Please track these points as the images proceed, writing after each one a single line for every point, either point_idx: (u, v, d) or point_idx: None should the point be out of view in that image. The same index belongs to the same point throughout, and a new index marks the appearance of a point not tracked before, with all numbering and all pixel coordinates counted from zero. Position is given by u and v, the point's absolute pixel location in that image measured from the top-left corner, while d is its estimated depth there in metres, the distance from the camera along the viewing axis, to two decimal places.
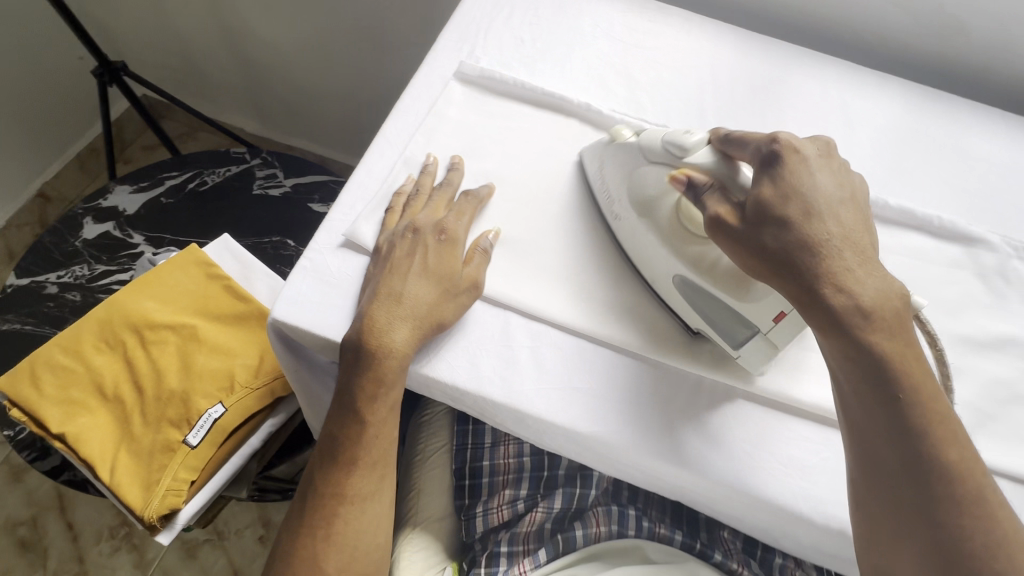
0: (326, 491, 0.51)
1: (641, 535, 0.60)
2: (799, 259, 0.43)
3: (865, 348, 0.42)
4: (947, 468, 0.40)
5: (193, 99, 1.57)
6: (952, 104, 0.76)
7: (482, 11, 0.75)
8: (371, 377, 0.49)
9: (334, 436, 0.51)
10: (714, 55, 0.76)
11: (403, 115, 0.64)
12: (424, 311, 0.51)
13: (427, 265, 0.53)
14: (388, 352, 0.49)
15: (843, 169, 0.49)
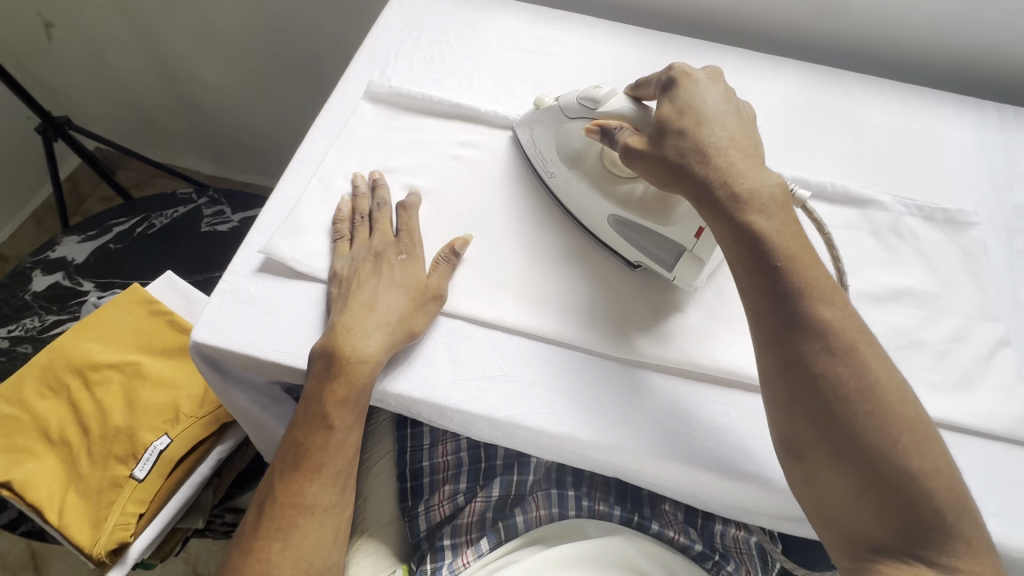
0: (286, 498, 0.52)
1: (581, 514, 0.62)
2: (688, 156, 0.49)
3: (790, 300, 0.45)
4: (892, 427, 0.42)
5: (144, 146, 1.59)
6: (843, 79, 0.81)
7: (392, 35, 0.79)
8: (343, 387, 0.51)
9: (299, 444, 0.53)
10: (616, 55, 0.80)
11: (317, 139, 0.67)
12: (395, 319, 0.53)
13: (395, 278, 0.56)
14: (359, 358, 0.51)
15: (730, 91, 0.54)
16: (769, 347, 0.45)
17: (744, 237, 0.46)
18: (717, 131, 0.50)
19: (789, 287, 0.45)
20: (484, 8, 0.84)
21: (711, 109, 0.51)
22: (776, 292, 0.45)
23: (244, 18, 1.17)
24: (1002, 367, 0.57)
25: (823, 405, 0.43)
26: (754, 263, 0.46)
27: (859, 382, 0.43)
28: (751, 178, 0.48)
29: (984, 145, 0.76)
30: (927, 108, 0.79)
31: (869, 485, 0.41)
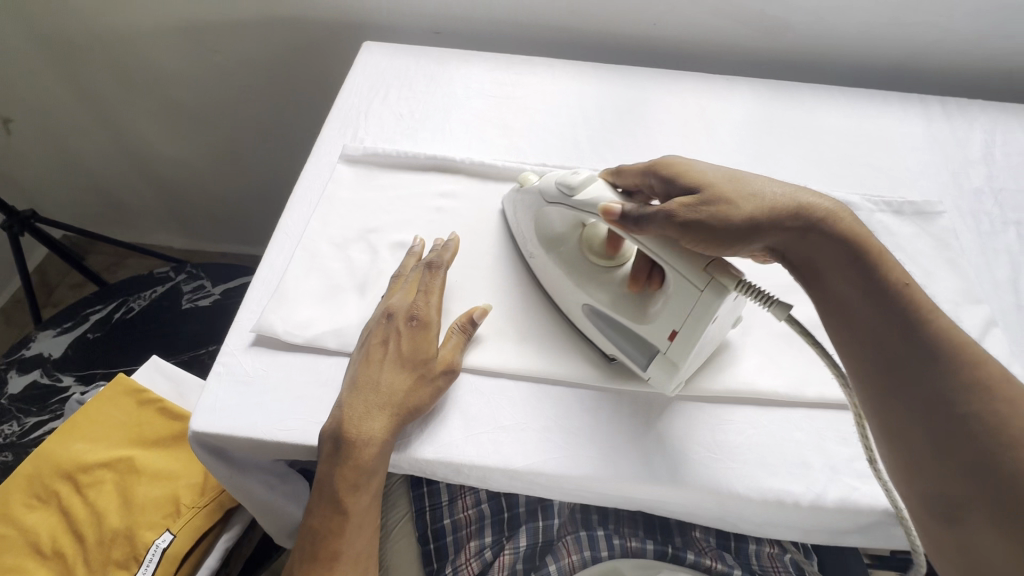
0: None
1: (613, 554, 0.61)
2: (747, 201, 0.48)
3: (834, 247, 0.46)
4: (964, 372, 0.40)
5: (115, 229, 1.56)
6: (795, 90, 0.85)
7: (360, 97, 0.81)
8: (347, 468, 0.49)
9: (311, 532, 0.51)
10: (579, 90, 0.83)
11: (297, 207, 0.67)
12: (400, 397, 0.51)
13: (402, 351, 0.53)
14: (359, 438, 0.49)
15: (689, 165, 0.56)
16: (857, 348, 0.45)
17: (833, 246, 0.46)
18: (765, 181, 0.50)
19: (832, 235, 0.46)
20: (446, 61, 0.86)
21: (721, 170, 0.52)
22: (872, 303, 0.44)
23: (211, 92, 1.17)
24: (995, 348, 0.59)
25: (878, 344, 0.43)
26: (848, 278, 0.45)
27: (905, 318, 0.43)
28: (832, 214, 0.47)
29: (935, 137, 0.80)
30: (876, 109, 0.84)
31: (947, 428, 0.39)
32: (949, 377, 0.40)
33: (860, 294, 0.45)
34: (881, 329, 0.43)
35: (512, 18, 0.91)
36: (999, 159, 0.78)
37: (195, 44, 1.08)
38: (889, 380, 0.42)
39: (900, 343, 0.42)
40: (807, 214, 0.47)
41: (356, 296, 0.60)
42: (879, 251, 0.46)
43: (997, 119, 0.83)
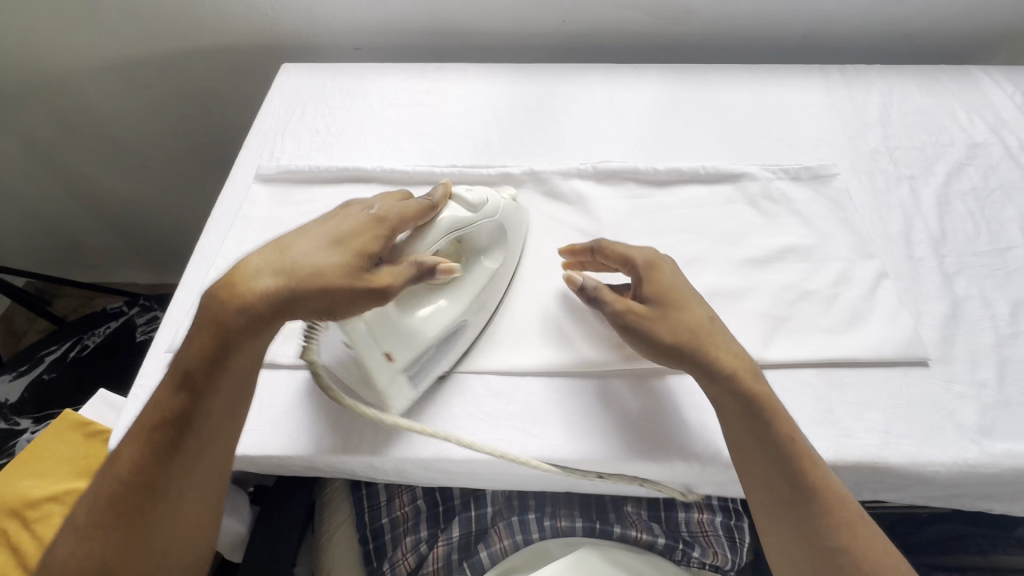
0: (110, 509, 0.47)
1: (545, 535, 0.62)
2: (672, 329, 0.52)
3: (687, 354, 0.51)
4: (807, 476, 0.48)
5: (77, 273, 1.52)
6: (701, 72, 0.88)
7: (277, 118, 0.83)
8: (199, 370, 0.48)
9: (135, 460, 0.47)
10: (492, 91, 0.86)
11: (215, 230, 0.70)
12: (297, 270, 0.48)
13: (340, 229, 0.51)
14: (224, 328, 0.47)
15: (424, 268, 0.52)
16: (738, 447, 0.50)
17: (733, 389, 0.50)
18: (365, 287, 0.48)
19: (682, 344, 0.51)
20: (363, 76, 0.89)
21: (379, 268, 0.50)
22: (744, 410, 0.50)
23: (146, 126, 1.18)
24: (885, 299, 0.62)
25: (743, 448, 0.50)
26: (736, 429, 0.50)
27: (761, 427, 0.49)
28: (667, 327, 0.52)
29: (835, 103, 0.83)
30: (778, 82, 0.86)
31: (801, 529, 0.48)
32: (802, 514, 0.48)
33: (749, 437, 0.49)
34: (740, 432, 0.50)
35: (426, 28, 0.94)
36: (894, 120, 0.81)
37: (127, 80, 1.10)
38: (761, 505, 0.50)
39: (757, 449, 0.49)
40: (711, 356, 0.51)
41: None
42: (728, 351, 0.52)
43: (894, 81, 0.86)
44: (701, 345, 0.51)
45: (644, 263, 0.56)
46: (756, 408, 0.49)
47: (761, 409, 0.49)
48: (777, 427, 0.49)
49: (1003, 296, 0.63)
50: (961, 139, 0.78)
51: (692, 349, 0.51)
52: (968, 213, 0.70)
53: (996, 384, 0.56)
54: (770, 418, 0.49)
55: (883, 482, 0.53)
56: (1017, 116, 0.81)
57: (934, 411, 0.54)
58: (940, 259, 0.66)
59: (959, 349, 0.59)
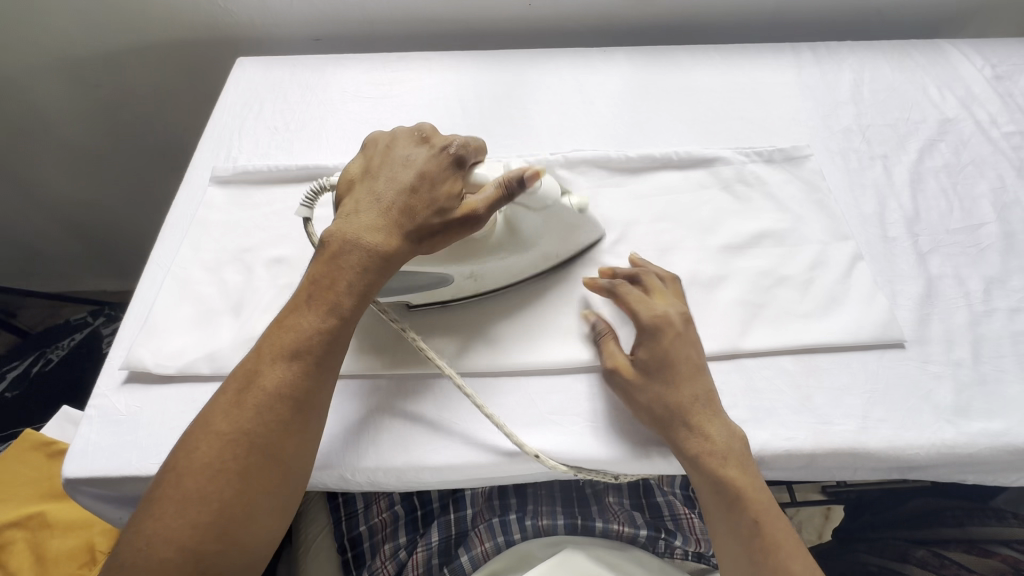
0: (253, 446, 0.43)
1: (526, 535, 0.60)
2: (653, 404, 0.51)
3: (663, 426, 0.51)
4: (767, 557, 0.46)
5: (30, 281, 1.39)
6: (671, 53, 0.86)
7: (233, 115, 0.79)
8: (365, 282, 0.49)
9: (317, 358, 0.47)
10: (457, 81, 0.83)
11: (171, 236, 0.67)
12: (366, 171, 0.54)
13: (397, 155, 0.54)
14: (365, 254, 0.49)
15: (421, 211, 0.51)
16: (706, 510, 0.50)
17: (701, 470, 0.49)
18: (363, 223, 0.50)
19: (659, 417, 0.51)
20: (322, 69, 0.85)
21: (387, 195, 0.51)
22: (709, 485, 0.49)
23: (99, 127, 1.13)
24: (860, 281, 0.61)
25: (711, 513, 0.50)
26: (708, 501, 0.49)
27: (726, 501, 0.48)
28: (648, 402, 0.51)
29: (807, 83, 0.82)
30: (750, 62, 0.85)
31: None
32: None
33: (716, 511, 0.49)
34: (708, 500, 0.49)
35: (386, 16, 0.91)
36: (866, 97, 0.80)
37: (77, 79, 1.04)
38: (727, 570, 0.49)
39: (721, 519, 0.49)
40: (687, 433, 0.50)
41: (231, 317, 0.59)
42: (705, 430, 0.50)
43: (865, 58, 0.85)
44: (676, 424, 0.50)
45: (643, 330, 0.54)
46: (723, 486, 0.48)
47: (728, 488, 0.48)
48: (742, 503, 0.47)
49: (976, 273, 0.62)
50: (932, 115, 0.78)
51: (669, 425, 0.50)
52: (941, 190, 0.70)
53: (970, 362, 0.56)
54: (737, 499, 0.48)
55: (862, 466, 0.53)
56: (987, 90, 0.80)
57: (911, 393, 0.54)
58: (914, 238, 0.65)
59: (934, 329, 0.58)
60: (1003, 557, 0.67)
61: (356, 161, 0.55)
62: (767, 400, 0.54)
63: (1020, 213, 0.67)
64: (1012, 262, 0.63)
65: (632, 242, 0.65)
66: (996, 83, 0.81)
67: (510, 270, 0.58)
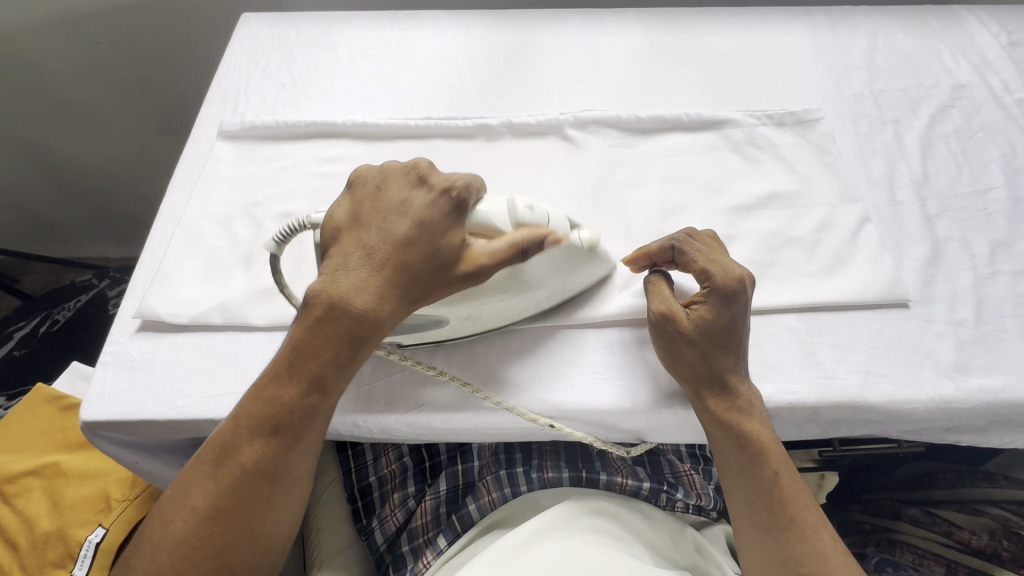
0: (228, 523, 0.44)
1: (533, 487, 0.61)
2: (693, 366, 0.51)
3: (696, 386, 0.51)
4: (787, 507, 0.48)
5: (26, 245, 1.34)
6: (682, 16, 0.85)
7: (239, 71, 0.78)
8: (347, 352, 0.46)
9: (292, 433, 0.45)
10: (466, 39, 0.82)
11: (180, 191, 0.67)
12: (352, 220, 0.48)
13: (388, 203, 0.48)
14: (354, 323, 0.46)
15: (415, 277, 0.46)
16: (727, 468, 0.51)
17: (730, 427, 0.50)
18: (352, 291, 0.46)
19: (698, 376, 0.51)
20: (328, 26, 0.84)
21: (376, 258, 0.46)
22: (736, 442, 0.50)
23: (100, 88, 1.11)
24: (867, 242, 0.61)
25: (730, 470, 0.50)
26: (725, 455, 0.50)
27: (751, 458, 0.49)
28: (690, 364, 0.51)
29: (819, 47, 0.81)
30: (763, 26, 0.84)
31: (770, 552, 0.48)
32: (782, 544, 0.47)
33: (737, 467, 0.50)
34: (730, 459, 0.50)
35: None
36: (879, 63, 0.79)
37: (76, 37, 1.03)
38: (738, 521, 0.50)
39: (743, 475, 0.49)
40: (722, 394, 0.51)
41: (242, 270, 0.59)
42: (739, 393, 0.51)
43: (879, 23, 0.83)
44: (713, 386, 0.51)
45: (711, 285, 0.51)
46: (749, 441, 0.49)
47: (752, 443, 0.49)
48: (765, 457, 0.49)
49: (982, 237, 0.63)
50: (945, 81, 0.77)
51: (706, 383, 0.51)
52: (950, 155, 0.70)
53: (973, 322, 0.57)
54: (761, 453, 0.49)
55: (862, 420, 0.54)
56: (1002, 57, 0.79)
57: (913, 350, 0.55)
58: (922, 202, 0.65)
59: (938, 289, 0.59)
60: (993, 515, 0.69)
61: (343, 201, 0.49)
62: (772, 356, 0.55)
63: None
64: (1018, 227, 0.63)
65: (641, 202, 0.65)
66: (1010, 50, 0.80)
67: (512, 309, 0.53)
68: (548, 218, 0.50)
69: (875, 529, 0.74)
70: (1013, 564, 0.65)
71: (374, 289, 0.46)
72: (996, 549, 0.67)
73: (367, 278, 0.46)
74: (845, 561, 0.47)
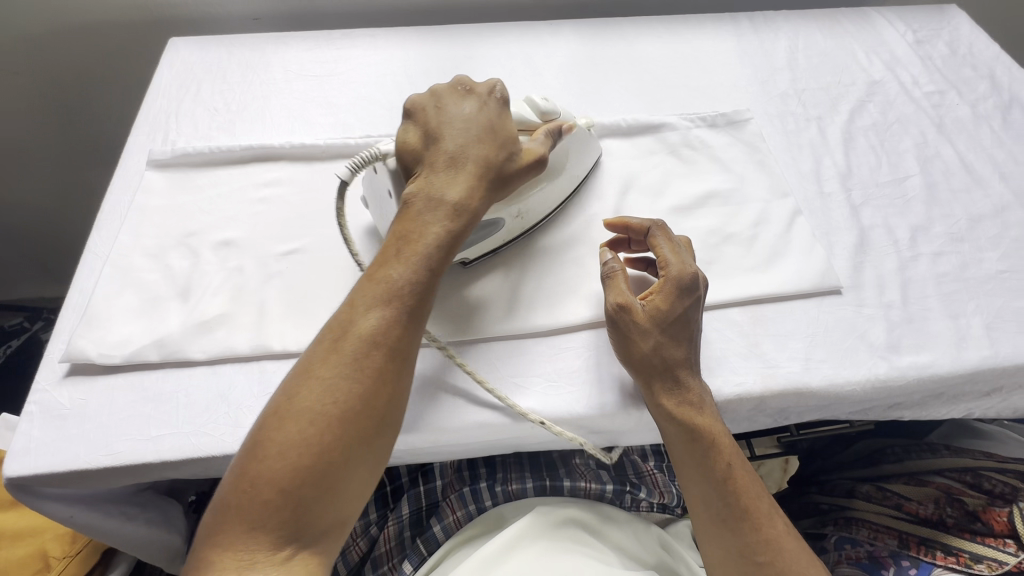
0: (357, 391, 0.42)
1: (497, 501, 0.61)
2: (645, 360, 0.51)
3: (650, 377, 0.52)
4: (738, 495, 0.49)
5: None
6: (616, 26, 0.88)
7: (169, 97, 0.76)
8: (449, 234, 0.48)
9: (407, 308, 0.45)
10: (405, 56, 0.82)
11: (109, 223, 0.64)
12: (423, 133, 0.52)
13: (447, 113, 0.53)
14: (451, 207, 0.49)
15: (494, 163, 0.51)
16: (681, 462, 0.51)
17: (683, 421, 0.50)
18: (447, 182, 0.49)
19: (649, 369, 0.51)
20: (262, 47, 0.82)
21: (457, 153, 0.50)
22: (689, 436, 0.50)
23: (19, 121, 1.05)
24: (800, 234, 0.64)
25: (685, 464, 0.51)
26: (681, 453, 0.51)
27: (703, 450, 0.50)
28: (646, 351, 0.51)
29: (746, 50, 0.85)
30: (692, 33, 0.87)
31: (727, 540, 0.49)
32: (739, 533, 0.48)
33: (691, 460, 0.51)
34: (683, 452, 0.51)
35: None
36: (801, 63, 0.83)
37: None
38: (695, 513, 0.51)
39: (698, 468, 0.50)
40: (675, 385, 0.51)
41: (179, 303, 0.57)
42: (689, 386, 0.51)
43: (799, 27, 0.88)
44: (666, 377, 0.51)
45: (667, 276, 0.53)
46: (700, 434, 0.50)
47: (703, 436, 0.50)
48: (715, 449, 0.50)
49: (904, 222, 0.67)
50: (861, 78, 0.82)
51: (658, 376, 0.51)
52: (871, 147, 0.74)
53: (901, 303, 0.60)
54: (711, 445, 0.50)
55: (806, 405, 0.56)
56: (909, 53, 0.85)
57: (848, 335, 0.58)
58: (848, 192, 0.69)
59: (868, 275, 0.62)
60: (937, 484, 0.70)
61: (409, 124, 0.53)
62: (718, 350, 0.56)
63: (940, 166, 0.72)
64: (934, 211, 0.68)
65: (586, 208, 0.66)
66: (917, 47, 0.86)
67: (548, 200, 0.62)
68: (558, 109, 0.61)
69: (832, 509, 0.77)
70: (957, 529, 0.65)
71: (466, 178, 0.50)
72: (940, 516, 0.67)
73: (454, 172, 0.50)
74: (798, 546, 0.48)
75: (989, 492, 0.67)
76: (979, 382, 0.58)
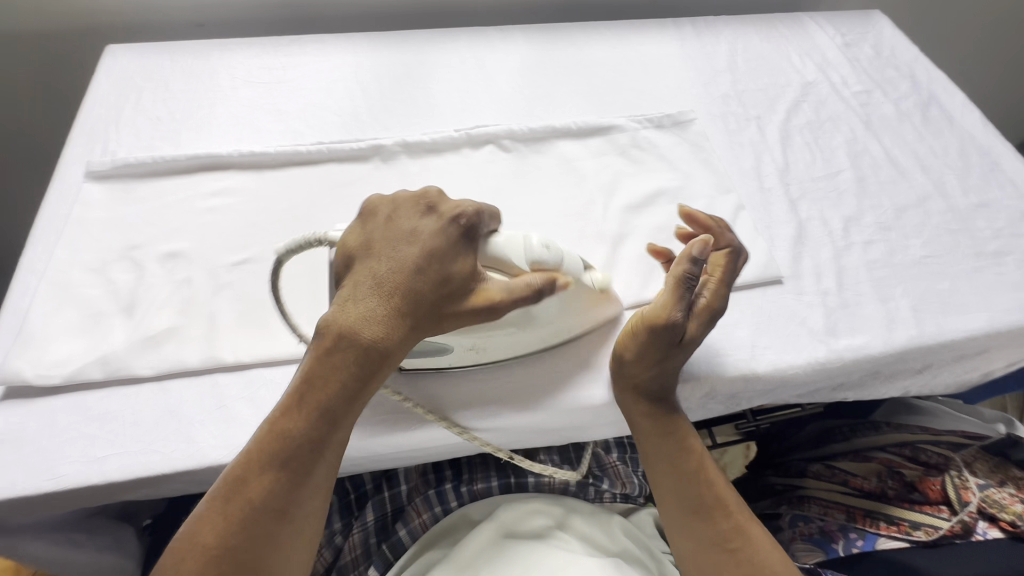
0: (238, 563, 0.39)
1: (463, 502, 0.61)
2: (640, 361, 0.52)
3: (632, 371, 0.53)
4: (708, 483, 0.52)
5: None
6: (564, 31, 0.90)
7: (108, 107, 0.73)
8: (358, 384, 0.45)
9: (299, 468, 0.42)
10: (355, 62, 0.81)
11: (44, 239, 0.61)
12: (363, 248, 0.47)
13: (395, 229, 0.47)
14: (364, 354, 0.44)
15: (426, 300, 0.45)
16: (656, 452, 0.53)
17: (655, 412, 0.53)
18: (366, 322, 0.44)
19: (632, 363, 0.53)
20: (206, 54, 0.80)
21: (387, 285, 0.45)
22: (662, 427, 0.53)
23: None
24: (743, 228, 0.68)
25: (661, 454, 0.53)
26: (656, 448, 0.53)
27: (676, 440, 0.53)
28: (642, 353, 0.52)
29: (689, 54, 0.88)
30: (638, 38, 0.90)
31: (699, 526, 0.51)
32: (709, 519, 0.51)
33: (664, 449, 0.53)
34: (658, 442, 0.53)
35: None
36: (740, 66, 0.87)
37: None
38: (668, 502, 0.52)
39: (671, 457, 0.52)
40: (654, 379, 0.53)
41: (123, 319, 0.55)
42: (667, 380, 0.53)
43: (738, 32, 0.93)
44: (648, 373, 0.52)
45: (709, 304, 0.53)
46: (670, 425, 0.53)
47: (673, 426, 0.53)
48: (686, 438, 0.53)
49: (837, 214, 0.71)
50: (796, 79, 0.87)
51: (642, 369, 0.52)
52: (806, 144, 0.78)
53: (836, 290, 0.64)
54: (681, 435, 0.53)
55: (754, 390, 0.59)
56: (839, 56, 0.91)
57: (789, 321, 0.61)
58: (786, 187, 0.73)
59: (806, 264, 0.66)
60: (880, 460, 0.75)
61: (353, 230, 0.48)
62: None
63: (868, 160, 0.77)
64: (864, 203, 0.72)
65: (541, 209, 0.67)
66: (845, 50, 0.92)
67: (516, 343, 0.54)
68: (561, 258, 0.50)
69: (787, 488, 0.80)
70: (898, 500, 0.69)
71: (388, 318, 0.45)
72: (883, 489, 0.71)
73: (381, 307, 0.45)
74: (761, 531, 0.51)
75: (926, 463, 0.71)
76: (909, 360, 0.62)
